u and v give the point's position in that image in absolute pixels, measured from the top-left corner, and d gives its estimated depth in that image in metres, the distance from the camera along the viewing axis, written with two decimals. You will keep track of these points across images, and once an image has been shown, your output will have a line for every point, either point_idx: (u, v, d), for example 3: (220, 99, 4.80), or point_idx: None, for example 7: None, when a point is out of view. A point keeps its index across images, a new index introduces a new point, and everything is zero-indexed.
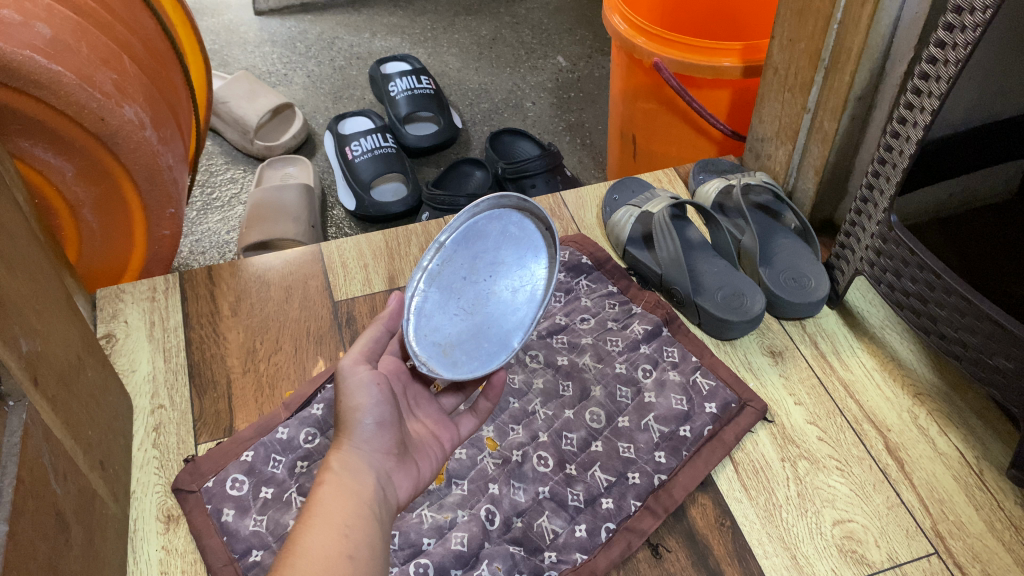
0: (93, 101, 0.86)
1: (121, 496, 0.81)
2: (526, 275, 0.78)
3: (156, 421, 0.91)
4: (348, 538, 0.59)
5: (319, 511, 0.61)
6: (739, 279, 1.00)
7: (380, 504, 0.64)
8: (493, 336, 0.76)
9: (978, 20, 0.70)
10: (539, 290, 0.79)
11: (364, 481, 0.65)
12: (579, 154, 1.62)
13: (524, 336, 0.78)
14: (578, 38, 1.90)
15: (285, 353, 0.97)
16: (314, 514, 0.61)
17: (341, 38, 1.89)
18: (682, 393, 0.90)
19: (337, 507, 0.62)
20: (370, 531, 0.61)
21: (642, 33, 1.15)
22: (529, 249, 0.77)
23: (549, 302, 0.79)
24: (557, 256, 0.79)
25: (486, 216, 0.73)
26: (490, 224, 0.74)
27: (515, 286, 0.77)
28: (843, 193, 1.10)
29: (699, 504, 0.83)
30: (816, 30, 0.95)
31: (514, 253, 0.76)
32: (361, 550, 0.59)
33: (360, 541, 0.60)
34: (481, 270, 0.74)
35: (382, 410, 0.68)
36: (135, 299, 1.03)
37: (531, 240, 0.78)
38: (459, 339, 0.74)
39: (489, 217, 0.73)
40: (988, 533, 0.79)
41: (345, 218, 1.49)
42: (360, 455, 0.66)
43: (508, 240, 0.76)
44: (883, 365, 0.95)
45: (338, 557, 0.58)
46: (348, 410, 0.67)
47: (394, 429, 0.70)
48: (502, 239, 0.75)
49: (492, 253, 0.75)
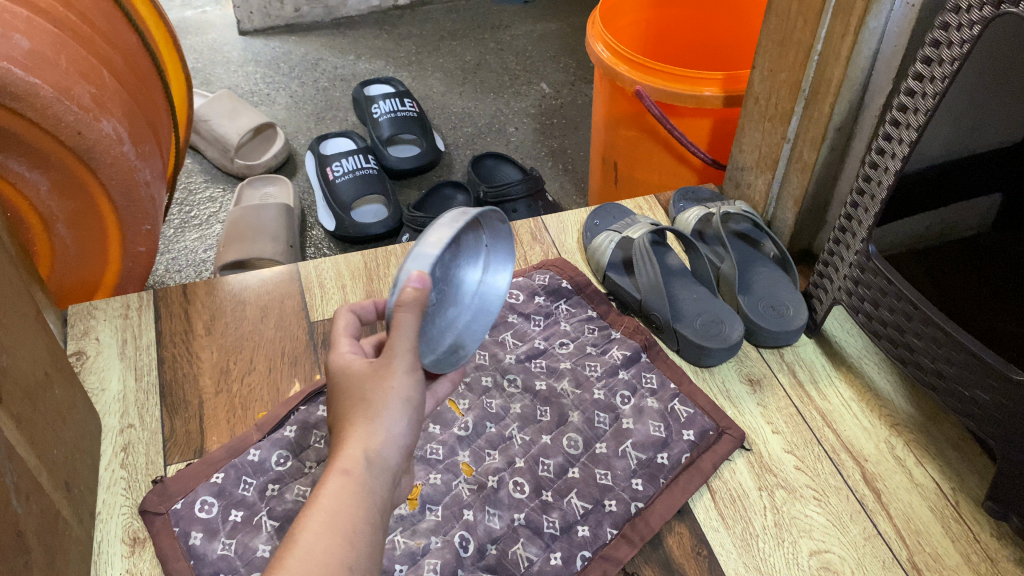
0: (70, 115, 0.86)
1: (86, 518, 0.79)
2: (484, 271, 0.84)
3: (125, 441, 0.89)
4: (354, 542, 0.56)
5: (331, 503, 0.57)
6: (718, 307, 1.00)
7: (386, 504, 0.61)
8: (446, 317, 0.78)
9: (956, 53, 0.72)
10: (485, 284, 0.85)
11: (379, 479, 0.61)
12: (561, 180, 1.62)
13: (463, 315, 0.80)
14: (561, 65, 1.91)
15: (259, 373, 0.96)
16: (323, 509, 0.57)
17: (325, 60, 1.89)
18: (660, 420, 0.90)
19: (344, 500, 0.58)
20: (372, 542, 0.57)
21: (625, 61, 1.15)
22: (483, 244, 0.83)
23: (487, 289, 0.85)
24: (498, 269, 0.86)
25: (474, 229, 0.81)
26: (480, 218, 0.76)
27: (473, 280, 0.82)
28: (821, 223, 1.11)
29: (676, 533, 0.82)
30: (797, 60, 0.96)
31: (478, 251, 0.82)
32: (362, 563, 0.55)
33: (361, 552, 0.56)
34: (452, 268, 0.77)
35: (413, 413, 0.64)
36: (107, 317, 1.01)
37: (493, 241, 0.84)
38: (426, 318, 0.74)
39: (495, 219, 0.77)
40: (964, 565, 0.79)
41: (324, 239, 1.47)
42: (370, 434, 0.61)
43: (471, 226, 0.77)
44: (861, 396, 0.95)
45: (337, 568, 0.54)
46: (378, 392, 0.63)
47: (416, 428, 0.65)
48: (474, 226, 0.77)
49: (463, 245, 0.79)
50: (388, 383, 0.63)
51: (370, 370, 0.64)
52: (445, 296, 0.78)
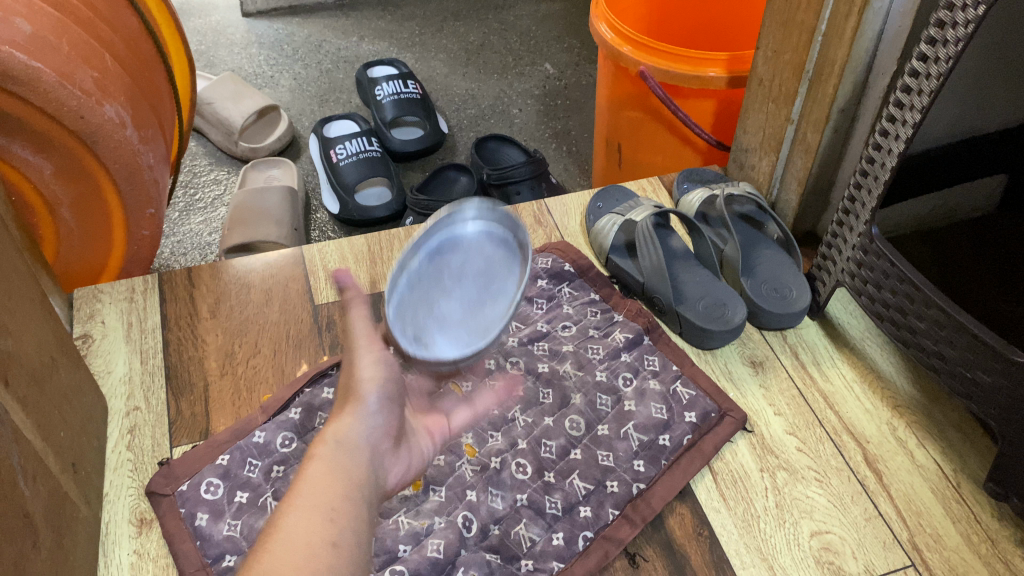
0: (72, 100, 0.86)
1: (93, 499, 0.80)
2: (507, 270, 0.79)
3: (131, 424, 0.90)
4: (336, 523, 0.58)
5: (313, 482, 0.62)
6: (721, 289, 1.00)
7: (369, 486, 0.65)
8: (478, 320, 0.76)
9: (960, 34, 0.72)
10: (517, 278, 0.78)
11: (357, 461, 0.66)
12: (565, 162, 1.62)
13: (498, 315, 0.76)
14: (565, 45, 1.90)
15: (264, 356, 0.96)
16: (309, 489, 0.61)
17: (328, 41, 1.89)
18: (662, 402, 0.90)
19: (324, 476, 0.63)
20: (354, 514, 0.60)
21: (629, 41, 1.15)
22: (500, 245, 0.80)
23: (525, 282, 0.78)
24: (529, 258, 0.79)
25: (480, 229, 0.80)
26: (457, 216, 0.79)
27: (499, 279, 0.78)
28: (825, 205, 1.10)
29: (677, 514, 0.83)
30: (800, 41, 0.95)
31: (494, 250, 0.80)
32: (345, 535, 0.58)
33: (345, 526, 0.59)
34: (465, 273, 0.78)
35: (388, 390, 0.72)
36: (113, 300, 1.02)
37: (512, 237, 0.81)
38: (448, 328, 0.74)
39: (463, 209, 0.78)
40: (964, 546, 0.80)
41: (328, 222, 1.47)
42: (349, 423, 0.68)
43: (470, 230, 0.79)
44: (863, 378, 0.95)
45: (320, 544, 0.56)
46: (355, 382, 0.71)
47: (396, 415, 0.73)
48: (462, 226, 0.79)
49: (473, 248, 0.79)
50: (359, 375, 0.71)
51: (346, 370, 0.73)
52: (478, 299, 0.77)
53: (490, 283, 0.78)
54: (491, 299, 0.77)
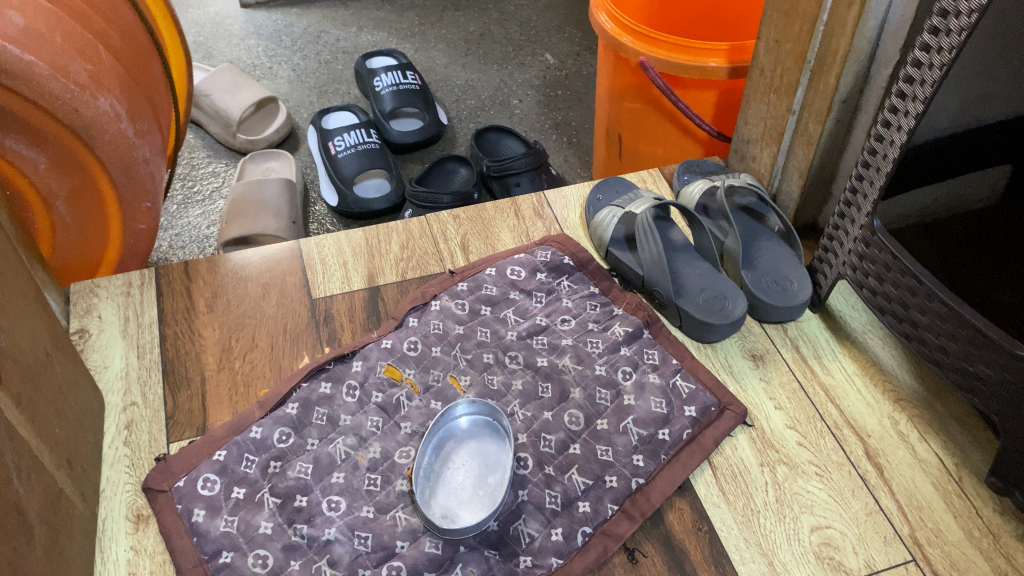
0: (66, 93, 0.85)
1: (90, 495, 0.80)
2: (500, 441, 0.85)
3: (128, 419, 0.89)
4: None
5: None
6: (721, 282, 0.99)
7: None
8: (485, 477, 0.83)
9: (964, 24, 0.70)
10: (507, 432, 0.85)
11: None
12: (565, 153, 1.61)
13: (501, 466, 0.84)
14: (566, 35, 1.88)
15: (261, 351, 0.96)
16: None
17: (327, 32, 1.87)
18: (661, 396, 0.90)
19: None
20: None
21: (629, 31, 1.14)
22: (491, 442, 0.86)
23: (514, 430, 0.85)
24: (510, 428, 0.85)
25: (471, 437, 0.86)
26: (448, 415, 0.86)
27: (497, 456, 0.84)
28: (827, 196, 1.09)
29: (677, 509, 0.82)
30: (802, 31, 0.94)
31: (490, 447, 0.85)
32: None
33: None
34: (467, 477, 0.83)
35: None
36: (109, 295, 1.01)
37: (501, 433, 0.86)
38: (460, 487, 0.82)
39: (451, 412, 0.86)
40: (966, 541, 0.79)
41: (327, 214, 1.47)
42: None
43: (464, 429, 0.87)
44: (864, 370, 0.94)
45: None
46: None
47: None
48: (456, 436, 0.86)
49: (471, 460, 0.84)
50: None
51: None
52: (480, 470, 0.83)
53: (488, 460, 0.84)
54: (492, 473, 0.83)
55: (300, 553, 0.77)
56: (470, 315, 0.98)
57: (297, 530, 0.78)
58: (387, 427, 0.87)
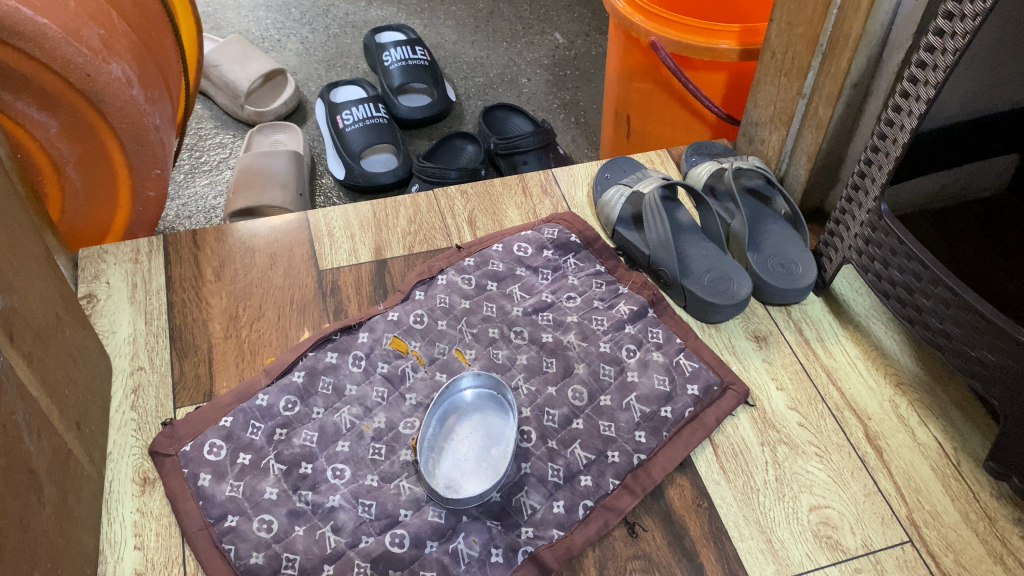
0: (79, 57, 0.85)
1: (97, 458, 0.81)
2: (503, 415, 0.86)
3: (135, 383, 0.90)
4: None
5: None
6: (726, 262, 0.99)
7: None
8: (488, 450, 0.83)
9: (979, 9, 0.70)
10: (511, 407, 0.86)
11: None
12: (573, 132, 1.61)
13: (504, 440, 0.84)
14: (576, 15, 1.88)
15: (268, 320, 0.97)
16: None
17: (336, 5, 1.86)
18: (665, 374, 0.90)
19: None
20: None
21: (642, 11, 1.14)
22: (494, 415, 0.86)
23: (517, 404, 0.86)
24: (513, 402, 0.86)
25: (474, 409, 0.87)
26: (453, 388, 0.87)
27: (499, 429, 0.85)
28: (834, 180, 1.10)
29: (677, 485, 0.83)
30: (815, 14, 0.94)
31: (493, 419, 0.86)
32: None
33: None
34: (471, 448, 0.84)
35: None
36: (118, 261, 1.02)
37: (505, 407, 0.87)
38: (464, 459, 0.83)
39: (457, 384, 0.87)
40: (963, 524, 0.80)
41: (334, 188, 1.47)
42: None
43: (469, 401, 0.87)
44: (866, 354, 0.95)
45: None
46: None
47: None
48: (460, 407, 0.87)
49: (475, 433, 0.85)
50: None
51: None
52: (484, 443, 0.84)
53: (491, 433, 0.85)
54: (495, 446, 0.84)
55: (305, 518, 0.78)
56: (476, 290, 0.98)
57: (302, 497, 0.79)
58: (392, 398, 0.87)
